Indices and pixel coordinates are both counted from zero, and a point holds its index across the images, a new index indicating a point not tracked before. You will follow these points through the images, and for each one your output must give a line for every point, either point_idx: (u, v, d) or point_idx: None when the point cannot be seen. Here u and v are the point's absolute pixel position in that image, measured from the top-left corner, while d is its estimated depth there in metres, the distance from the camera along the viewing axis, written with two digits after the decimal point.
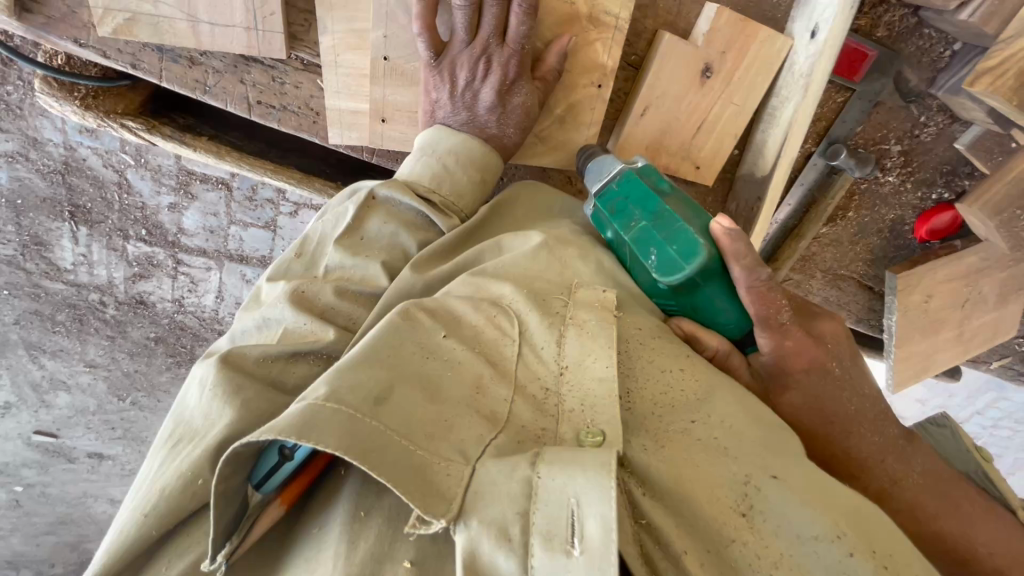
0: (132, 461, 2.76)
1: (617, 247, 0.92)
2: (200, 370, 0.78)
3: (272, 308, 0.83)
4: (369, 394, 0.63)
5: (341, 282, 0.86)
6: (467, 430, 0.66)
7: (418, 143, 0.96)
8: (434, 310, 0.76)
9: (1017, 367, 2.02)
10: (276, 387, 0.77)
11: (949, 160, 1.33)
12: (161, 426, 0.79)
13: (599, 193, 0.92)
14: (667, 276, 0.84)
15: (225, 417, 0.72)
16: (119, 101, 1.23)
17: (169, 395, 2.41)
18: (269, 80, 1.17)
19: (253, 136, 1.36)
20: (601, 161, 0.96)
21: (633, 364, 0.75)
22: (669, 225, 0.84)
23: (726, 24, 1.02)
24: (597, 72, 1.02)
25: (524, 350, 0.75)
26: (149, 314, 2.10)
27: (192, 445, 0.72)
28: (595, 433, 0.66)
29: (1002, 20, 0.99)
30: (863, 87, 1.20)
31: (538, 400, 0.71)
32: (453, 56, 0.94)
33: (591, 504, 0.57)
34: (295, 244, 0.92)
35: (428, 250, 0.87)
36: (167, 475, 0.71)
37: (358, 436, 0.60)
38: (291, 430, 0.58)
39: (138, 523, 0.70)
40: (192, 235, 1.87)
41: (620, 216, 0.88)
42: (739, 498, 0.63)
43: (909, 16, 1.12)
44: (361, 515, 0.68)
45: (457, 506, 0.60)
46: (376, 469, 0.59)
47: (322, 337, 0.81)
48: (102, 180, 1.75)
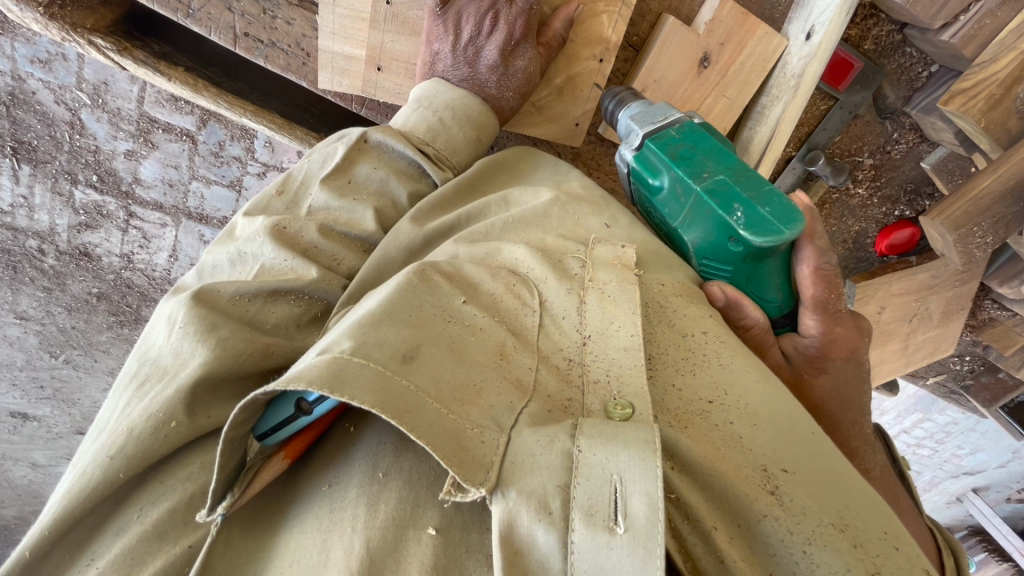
0: (60, 423, 2.61)
1: (667, 195, 0.89)
2: (169, 308, 0.77)
3: (251, 243, 0.83)
4: (396, 351, 0.63)
5: (325, 222, 0.85)
6: (497, 396, 0.65)
7: (415, 94, 0.95)
8: (449, 275, 0.77)
9: (949, 384, 2.17)
10: (253, 325, 0.75)
11: (913, 179, 1.40)
12: (126, 365, 0.76)
13: (659, 137, 0.89)
14: (751, 232, 0.78)
15: (197, 356, 0.69)
16: (90, 15, 1.11)
17: (108, 355, 2.27)
18: (259, 12, 1.11)
19: (232, 74, 1.28)
20: (654, 108, 0.94)
21: (654, 329, 0.76)
22: (755, 184, 0.81)
23: (728, 16, 1.04)
24: (600, 46, 1.02)
25: (546, 320, 0.75)
26: (93, 267, 1.96)
27: (161, 384, 0.69)
28: (623, 405, 0.64)
29: (979, 44, 1.05)
30: (844, 97, 1.24)
31: (562, 371, 0.71)
32: (460, 6, 0.93)
33: (635, 482, 0.55)
34: (277, 180, 0.91)
35: (426, 203, 0.87)
36: (136, 415, 0.67)
37: (391, 394, 0.58)
38: (322, 382, 0.57)
39: (102, 465, 0.64)
40: (149, 187, 1.76)
41: (687, 163, 0.85)
42: (765, 477, 0.62)
43: (894, 32, 1.16)
44: (379, 476, 0.66)
45: (495, 475, 0.58)
46: (412, 429, 0.57)
47: (303, 276, 0.80)
48: (51, 117, 1.61)
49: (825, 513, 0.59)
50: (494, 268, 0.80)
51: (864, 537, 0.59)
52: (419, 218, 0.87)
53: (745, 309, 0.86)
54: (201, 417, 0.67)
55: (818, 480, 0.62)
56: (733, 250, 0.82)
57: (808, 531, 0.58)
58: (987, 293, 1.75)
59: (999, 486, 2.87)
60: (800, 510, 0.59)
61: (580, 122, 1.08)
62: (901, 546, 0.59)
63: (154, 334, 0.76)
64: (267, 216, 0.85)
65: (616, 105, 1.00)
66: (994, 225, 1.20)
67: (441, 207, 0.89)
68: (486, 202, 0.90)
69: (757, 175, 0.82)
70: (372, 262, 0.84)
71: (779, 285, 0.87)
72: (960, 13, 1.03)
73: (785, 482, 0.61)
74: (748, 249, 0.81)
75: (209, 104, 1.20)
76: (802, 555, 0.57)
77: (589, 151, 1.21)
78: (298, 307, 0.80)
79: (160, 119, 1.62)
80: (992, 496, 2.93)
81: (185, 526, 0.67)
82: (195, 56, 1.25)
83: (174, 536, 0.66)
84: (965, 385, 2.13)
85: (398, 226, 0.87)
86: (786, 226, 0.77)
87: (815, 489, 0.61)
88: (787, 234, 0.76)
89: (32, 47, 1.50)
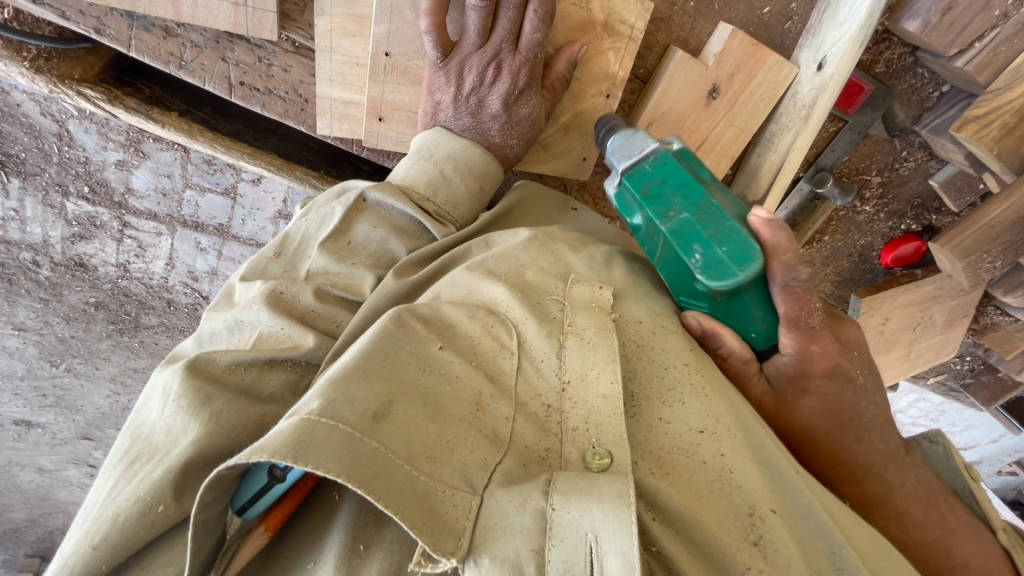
0: (64, 429, 2.62)
1: (640, 231, 0.86)
2: (161, 381, 0.75)
3: (247, 311, 0.81)
4: (366, 411, 0.60)
5: (322, 286, 0.83)
6: (471, 453, 0.64)
7: (416, 145, 0.94)
8: (427, 318, 0.74)
9: (950, 382, 2.19)
10: (250, 396, 0.74)
11: (920, 195, 1.37)
12: (117, 441, 0.74)
13: (630, 172, 0.85)
14: (708, 275, 0.78)
15: (191, 431, 0.67)
16: (77, 66, 1.09)
17: (109, 362, 2.27)
18: (254, 61, 1.07)
19: (227, 114, 1.25)
20: (633, 140, 0.89)
21: (634, 366, 0.75)
22: (716, 223, 0.78)
23: (738, 47, 1.01)
24: (607, 82, 0.99)
25: (523, 363, 0.74)
26: (90, 277, 1.94)
27: (152, 464, 0.66)
28: (601, 454, 0.64)
29: (995, 71, 1.01)
30: (854, 120, 1.22)
31: (540, 419, 0.70)
32: (463, 56, 0.89)
33: (610, 540, 0.55)
34: (273, 242, 0.88)
35: (413, 258, 0.86)
36: (125, 497, 0.64)
37: (358, 459, 0.56)
38: (285, 451, 0.54)
39: (83, 557, 0.61)
40: (142, 197, 1.72)
41: (655, 202, 0.82)
42: (749, 525, 0.62)
43: (907, 55, 1.13)
44: (360, 549, 0.64)
45: (467, 543, 0.57)
46: (380, 499, 0.55)
47: (301, 344, 0.78)
48: (38, 129, 1.56)
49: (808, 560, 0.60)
50: (471, 308, 0.77)
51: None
52: (402, 272, 0.85)
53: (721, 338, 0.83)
54: (189, 497, 0.65)
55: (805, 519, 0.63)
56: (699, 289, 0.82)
57: None
58: (992, 300, 1.75)
59: (990, 459, 2.89)
60: (783, 563, 0.59)
61: (587, 157, 1.07)
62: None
63: (147, 409, 0.74)
64: (266, 281, 0.84)
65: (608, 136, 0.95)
66: (1004, 250, 1.20)
67: (430, 258, 0.88)
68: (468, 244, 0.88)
69: (722, 211, 0.78)
70: (362, 314, 0.80)
71: (762, 316, 0.82)
72: (976, 40, 0.99)
73: (770, 532, 0.61)
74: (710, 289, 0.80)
75: (207, 148, 1.17)
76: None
77: (595, 181, 1.19)
78: (293, 374, 0.78)
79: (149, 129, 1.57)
80: (983, 471, 2.97)
81: None
82: (188, 98, 1.22)
83: None
84: (965, 383, 2.14)
85: (381, 283, 0.84)
86: (741, 268, 0.76)
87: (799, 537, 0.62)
88: (740, 276, 0.76)
89: None
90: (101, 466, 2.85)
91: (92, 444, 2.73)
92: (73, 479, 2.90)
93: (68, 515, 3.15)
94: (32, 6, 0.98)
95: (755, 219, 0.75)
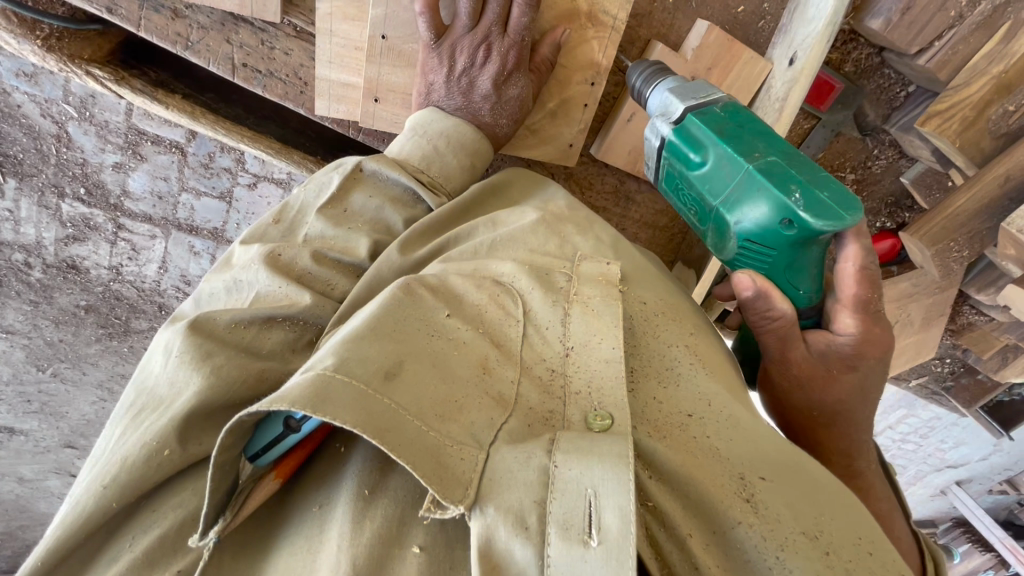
0: (47, 437, 2.58)
1: (709, 171, 0.88)
2: (165, 337, 0.78)
3: (245, 271, 0.85)
4: (378, 369, 0.63)
5: (320, 248, 0.88)
6: (478, 413, 0.65)
7: (410, 123, 0.99)
8: (434, 288, 0.77)
9: (932, 386, 2.22)
10: (249, 352, 0.76)
11: (893, 193, 1.42)
12: (123, 396, 0.77)
13: (703, 110, 0.88)
14: (813, 215, 0.78)
15: (190, 384, 0.70)
16: (88, 47, 1.15)
17: (96, 367, 2.26)
18: (257, 43, 1.12)
19: (227, 99, 1.32)
20: (693, 85, 0.93)
21: (639, 338, 0.80)
22: (811, 170, 0.81)
23: (714, 42, 1.07)
24: (591, 70, 1.05)
25: (529, 332, 0.76)
26: (81, 280, 1.95)
27: (155, 414, 0.70)
28: (603, 416, 0.66)
29: (953, 70, 1.08)
30: (827, 116, 1.28)
31: (544, 383, 0.72)
32: (455, 38, 0.96)
33: (609, 496, 0.56)
34: (273, 210, 0.94)
35: (412, 233, 0.90)
36: (131, 445, 0.68)
37: (371, 413, 0.59)
38: (303, 401, 0.57)
39: (96, 495, 0.66)
40: (138, 199, 1.75)
41: (735, 140, 0.85)
42: (741, 485, 0.63)
43: (873, 56, 1.20)
44: (365, 494, 0.67)
45: (474, 492, 0.58)
46: (392, 449, 0.57)
47: (298, 302, 0.81)
48: (38, 130, 1.60)
49: (796, 522, 0.60)
50: (479, 279, 0.81)
51: (837, 543, 0.60)
52: (407, 245, 0.89)
53: (773, 301, 0.84)
54: (194, 444, 0.69)
55: (794, 488, 0.63)
56: (784, 234, 0.82)
57: (781, 539, 0.59)
58: (967, 300, 1.78)
59: (980, 477, 2.88)
60: (775, 519, 0.60)
61: (573, 143, 1.13)
62: (875, 551, 0.61)
63: (150, 364, 0.77)
64: (264, 244, 0.89)
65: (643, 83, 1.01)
66: (970, 239, 1.26)
67: (430, 233, 0.92)
68: (475, 223, 0.92)
69: (810, 161, 0.82)
70: (364, 282, 0.85)
71: (817, 278, 0.87)
72: (935, 39, 1.06)
73: (760, 493, 0.62)
74: (803, 234, 0.80)
75: (207, 129, 1.23)
76: (775, 561, 0.58)
77: (581, 171, 1.26)
78: (293, 333, 0.81)
79: (148, 132, 1.61)
80: (973, 487, 2.95)
81: (174, 553, 0.68)
82: (191, 82, 1.28)
83: (164, 563, 0.68)
84: (946, 387, 2.18)
85: (385, 252, 0.88)
86: (848, 213, 0.78)
87: (790, 500, 0.62)
88: (848, 220, 0.78)
89: (15, 60, 1.49)
90: None
91: (75, 453, 2.68)
92: (54, 490, 2.84)
93: (47, 527, 3.08)
94: None
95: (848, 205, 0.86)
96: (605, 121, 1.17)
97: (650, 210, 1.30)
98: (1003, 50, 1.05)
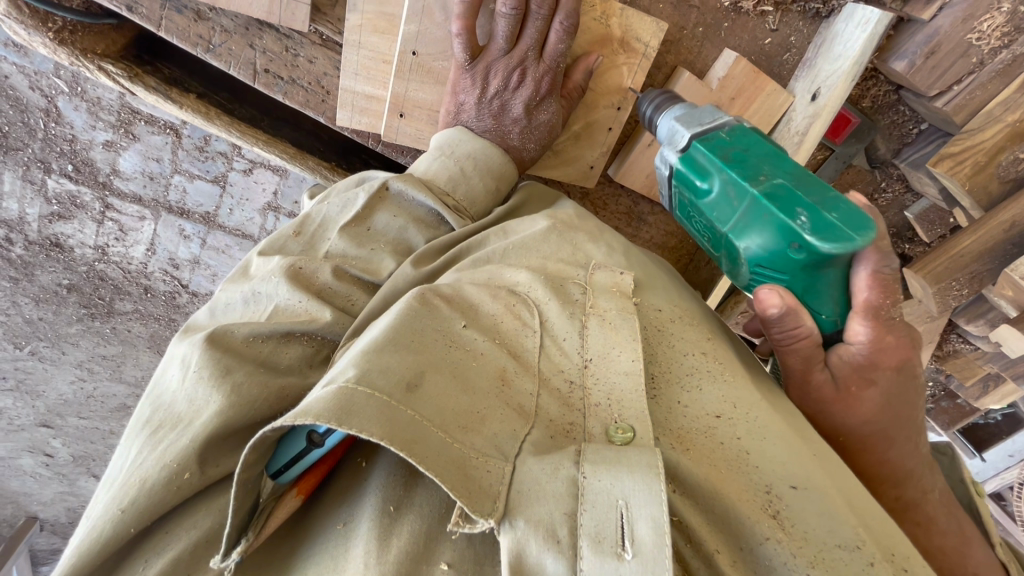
0: (22, 415, 2.52)
1: (716, 198, 0.84)
2: (182, 350, 0.77)
3: (266, 283, 0.84)
4: (400, 380, 0.62)
5: (340, 265, 0.87)
6: (500, 424, 0.65)
7: (437, 142, 0.98)
8: (450, 299, 0.77)
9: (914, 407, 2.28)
10: (268, 367, 0.76)
11: (896, 224, 1.43)
12: (137, 411, 0.76)
13: (708, 137, 0.86)
14: (819, 238, 0.74)
15: (212, 403, 0.69)
16: (100, 41, 1.11)
17: (77, 348, 2.20)
18: (281, 49, 1.09)
19: (241, 99, 1.28)
20: (699, 111, 0.91)
21: (655, 348, 0.79)
22: (818, 190, 0.77)
23: (740, 73, 1.07)
24: (618, 96, 1.05)
25: (546, 342, 0.76)
26: (65, 258, 1.89)
27: (175, 432, 0.69)
28: (624, 429, 0.66)
29: (970, 112, 1.09)
30: (841, 149, 1.29)
31: (563, 395, 0.71)
32: (490, 61, 0.95)
33: (641, 507, 0.57)
34: (295, 221, 0.93)
35: (428, 248, 0.90)
36: (150, 464, 0.67)
37: (398, 424, 0.58)
38: (329, 414, 0.56)
39: (113, 519, 0.65)
40: (128, 179, 1.69)
41: (741, 165, 0.81)
42: (768, 501, 0.64)
43: (891, 92, 1.21)
44: (391, 510, 0.68)
45: (503, 505, 0.58)
46: (420, 461, 0.57)
47: (317, 318, 0.81)
48: (25, 103, 1.54)
49: (829, 535, 0.62)
50: (494, 289, 0.80)
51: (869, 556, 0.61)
52: (420, 260, 0.88)
53: (801, 318, 0.78)
54: (212, 466, 0.68)
55: (827, 500, 0.64)
56: (793, 258, 0.77)
57: (809, 557, 0.60)
58: (954, 327, 1.82)
59: None
60: (801, 536, 0.62)
61: (594, 165, 1.13)
62: (910, 566, 0.62)
63: (166, 378, 0.76)
64: (284, 257, 0.87)
65: (653, 112, 0.99)
66: (970, 280, 1.30)
67: (449, 246, 0.92)
68: (488, 232, 0.92)
69: (818, 181, 0.78)
70: (381, 294, 0.84)
71: (838, 299, 0.80)
72: (954, 83, 1.07)
73: (788, 508, 0.63)
74: (813, 257, 0.76)
75: (222, 133, 1.19)
76: None
77: (597, 190, 1.26)
78: (309, 349, 0.82)
79: (141, 111, 1.55)
80: None
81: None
82: (204, 81, 1.24)
83: None
84: (926, 409, 2.23)
85: (401, 266, 0.88)
86: (858, 233, 0.73)
87: (819, 513, 0.63)
88: (858, 241, 0.73)
89: None
90: (57, 457, 2.72)
91: (49, 433, 2.61)
92: (27, 469, 2.77)
93: (15, 508, 3.01)
94: None
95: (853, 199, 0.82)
96: (626, 143, 1.16)
97: (662, 232, 1.30)
98: (1019, 98, 1.07)
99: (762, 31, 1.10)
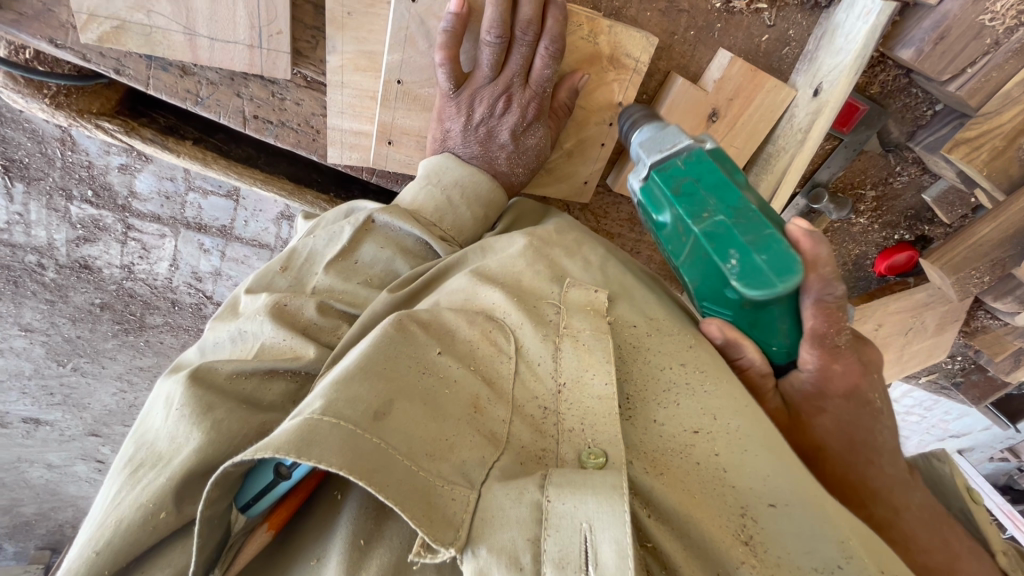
0: (73, 427, 2.64)
1: (669, 231, 0.83)
2: (167, 389, 0.80)
3: (251, 322, 0.87)
4: (367, 410, 0.62)
5: (326, 299, 0.89)
6: (469, 451, 0.66)
7: (423, 169, 0.99)
8: (427, 324, 0.76)
9: (943, 382, 2.22)
10: (250, 403, 0.79)
11: (914, 206, 1.39)
12: (119, 454, 0.79)
13: (662, 166, 0.81)
14: (744, 283, 0.74)
15: (191, 442, 0.71)
16: (96, 100, 1.15)
17: (115, 361, 2.30)
18: (267, 95, 1.13)
19: (237, 139, 1.30)
20: (664, 133, 0.86)
21: (629, 367, 0.78)
22: (755, 229, 0.74)
23: (737, 73, 1.04)
24: (611, 111, 1.04)
25: (520, 368, 0.76)
26: (95, 279, 1.96)
27: (155, 471, 0.71)
28: (597, 454, 0.66)
29: (986, 95, 1.03)
30: (849, 137, 1.24)
31: (537, 422, 0.72)
32: (475, 87, 0.96)
33: (605, 530, 0.57)
34: (282, 256, 0.95)
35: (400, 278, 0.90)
36: (126, 506, 0.69)
37: (360, 453, 0.58)
38: (289, 447, 0.55)
39: (87, 561, 0.67)
40: (145, 200, 1.73)
41: (688, 200, 0.78)
42: (740, 526, 0.63)
43: (901, 76, 1.15)
44: (360, 544, 0.68)
45: (466, 534, 0.59)
46: (380, 488, 0.56)
47: (301, 356, 0.83)
48: (41, 134, 1.55)
49: (806, 557, 0.60)
50: (471, 314, 0.79)
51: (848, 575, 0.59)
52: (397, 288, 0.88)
53: (743, 348, 0.83)
54: (189, 504, 0.70)
55: (808, 518, 0.61)
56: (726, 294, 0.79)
57: None
58: (982, 304, 1.76)
59: (983, 448, 2.87)
60: (774, 562, 0.61)
61: (588, 180, 1.13)
62: None
63: (152, 417, 0.79)
64: (271, 294, 0.90)
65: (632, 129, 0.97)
66: (992, 267, 1.25)
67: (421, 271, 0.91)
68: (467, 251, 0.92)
69: (761, 217, 0.75)
70: (360, 323, 0.84)
71: (788, 330, 0.82)
72: (968, 65, 1.01)
73: (761, 532, 0.62)
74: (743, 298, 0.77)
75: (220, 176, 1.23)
76: None
77: (597, 201, 1.25)
78: (293, 383, 0.84)
79: None
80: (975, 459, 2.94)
81: None
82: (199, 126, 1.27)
83: None
84: (956, 382, 2.17)
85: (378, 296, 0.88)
86: (781, 279, 0.73)
87: (797, 534, 0.61)
88: (780, 288, 0.73)
89: None
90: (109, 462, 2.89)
91: (98, 441, 2.76)
92: (82, 474, 2.95)
93: (76, 509, 3.20)
94: (51, 48, 1.03)
95: (794, 227, 0.75)
96: (621, 155, 1.14)
97: None
98: None
99: (759, 28, 1.05)
